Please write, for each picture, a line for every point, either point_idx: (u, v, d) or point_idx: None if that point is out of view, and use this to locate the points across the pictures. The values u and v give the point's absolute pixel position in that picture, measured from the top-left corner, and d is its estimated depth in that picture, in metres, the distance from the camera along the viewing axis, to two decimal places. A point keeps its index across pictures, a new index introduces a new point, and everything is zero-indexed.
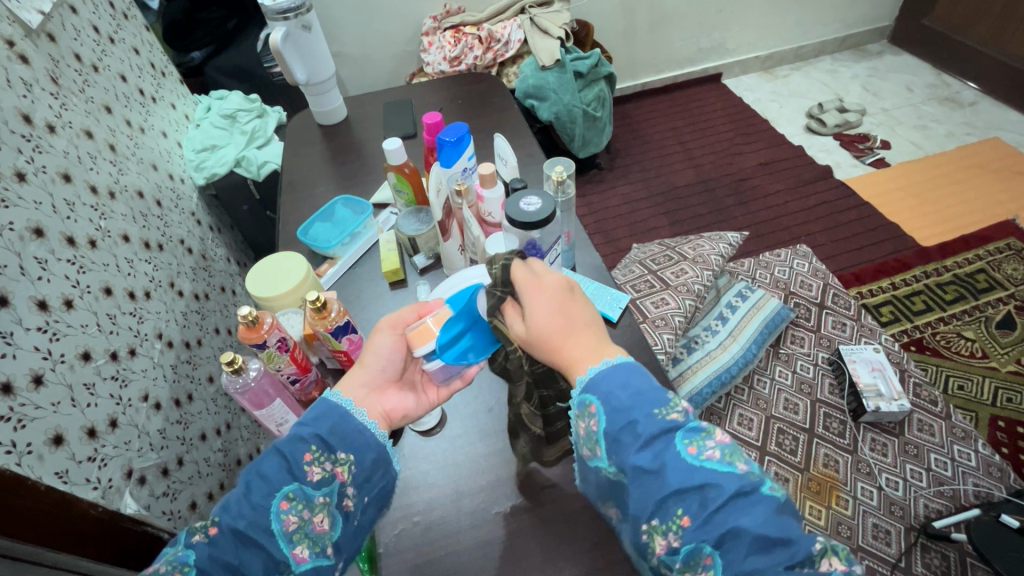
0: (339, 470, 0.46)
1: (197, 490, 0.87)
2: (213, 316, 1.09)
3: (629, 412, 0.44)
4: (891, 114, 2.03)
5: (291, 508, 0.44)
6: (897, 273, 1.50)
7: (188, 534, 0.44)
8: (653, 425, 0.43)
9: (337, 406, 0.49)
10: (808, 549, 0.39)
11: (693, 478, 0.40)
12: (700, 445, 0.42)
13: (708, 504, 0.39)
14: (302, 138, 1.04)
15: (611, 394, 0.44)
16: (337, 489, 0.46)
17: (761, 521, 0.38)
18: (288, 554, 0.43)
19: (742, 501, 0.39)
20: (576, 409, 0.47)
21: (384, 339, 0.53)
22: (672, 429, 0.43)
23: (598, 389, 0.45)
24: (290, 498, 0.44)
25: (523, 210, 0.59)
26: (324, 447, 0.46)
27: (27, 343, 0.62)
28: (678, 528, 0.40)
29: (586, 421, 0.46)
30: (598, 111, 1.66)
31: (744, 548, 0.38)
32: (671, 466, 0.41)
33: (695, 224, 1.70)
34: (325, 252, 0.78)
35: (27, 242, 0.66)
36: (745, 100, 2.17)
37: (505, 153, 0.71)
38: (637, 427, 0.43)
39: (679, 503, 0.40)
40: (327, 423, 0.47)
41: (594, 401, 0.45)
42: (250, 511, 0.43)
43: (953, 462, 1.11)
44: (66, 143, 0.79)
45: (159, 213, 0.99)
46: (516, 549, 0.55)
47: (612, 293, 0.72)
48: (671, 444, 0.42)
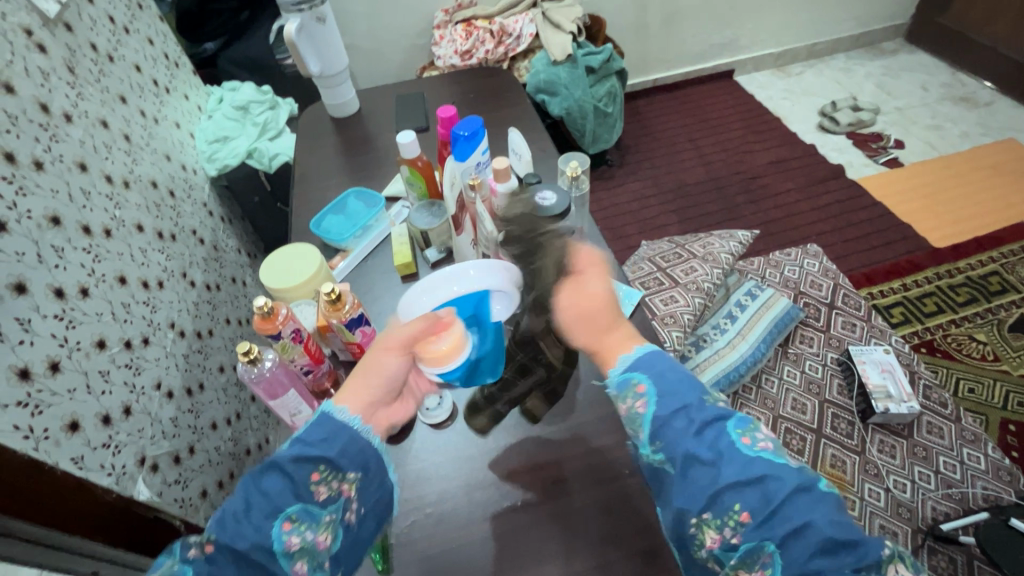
0: (346, 487, 0.46)
1: (207, 478, 0.87)
2: (224, 307, 1.09)
3: (681, 396, 0.45)
4: (906, 113, 2.01)
5: (294, 529, 0.43)
6: (909, 274, 1.49)
7: (184, 548, 0.44)
8: (707, 414, 0.44)
9: (346, 427, 0.47)
10: (878, 554, 0.39)
11: (750, 470, 0.41)
12: (754, 437, 0.44)
13: (771, 498, 0.40)
14: (315, 130, 1.04)
15: (662, 375, 0.46)
16: (341, 505, 0.46)
17: (824, 519, 0.39)
18: (290, 573, 0.42)
19: (804, 497, 0.40)
20: (617, 392, 0.47)
21: (392, 362, 0.49)
22: (722, 418, 0.44)
23: (646, 369, 0.47)
24: (293, 519, 0.43)
25: (537, 203, 0.59)
26: (331, 466, 0.45)
27: (44, 330, 0.62)
28: (736, 523, 0.40)
29: (630, 403, 0.47)
30: (610, 106, 1.65)
31: (810, 549, 0.38)
32: (727, 457, 0.42)
33: (704, 222, 1.69)
34: (337, 244, 0.78)
35: (44, 230, 0.67)
36: (757, 98, 2.15)
37: (520, 149, 0.72)
38: (691, 413, 0.44)
39: (737, 496, 0.41)
40: (338, 444, 0.46)
41: (642, 381, 0.46)
42: (252, 531, 0.42)
43: (961, 465, 1.10)
44: (82, 132, 0.79)
45: (172, 203, 1.00)
46: (527, 542, 0.55)
47: (623, 290, 0.71)
48: (723, 433, 0.43)
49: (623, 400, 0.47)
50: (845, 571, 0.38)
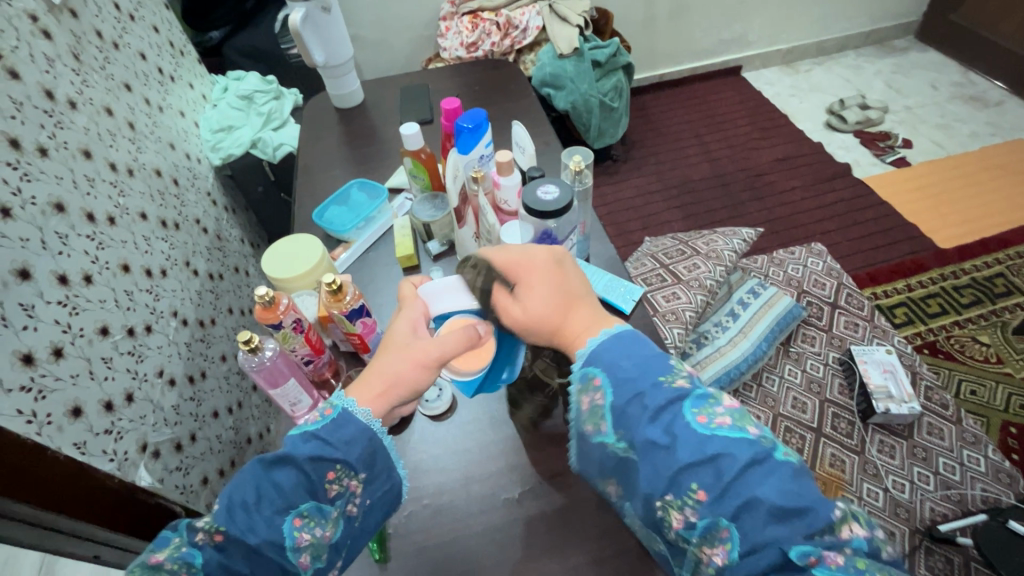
0: (355, 484, 0.46)
1: (208, 466, 0.88)
2: (227, 297, 1.10)
3: (636, 383, 0.45)
4: (914, 112, 1.99)
5: (304, 524, 0.44)
6: (913, 274, 1.48)
7: (191, 531, 0.44)
8: (659, 398, 0.43)
9: (365, 427, 0.47)
10: (832, 516, 0.38)
11: (705, 449, 0.40)
12: (710, 413, 0.43)
13: (723, 474, 0.39)
14: (319, 120, 1.03)
15: (615, 363, 0.46)
16: (349, 501, 0.46)
17: (779, 489, 0.38)
18: (296, 565, 0.43)
19: (758, 470, 0.39)
20: (580, 384, 0.48)
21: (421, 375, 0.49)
22: (678, 399, 0.43)
23: (601, 361, 0.47)
24: (304, 515, 0.44)
25: (540, 198, 0.58)
26: (347, 465, 0.45)
27: (47, 316, 0.63)
28: (694, 503, 0.40)
29: (592, 395, 0.47)
30: (615, 101, 1.64)
31: (763, 518, 0.38)
32: (682, 439, 0.41)
33: (708, 219, 1.68)
34: (340, 236, 0.78)
35: (48, 216, 0.67)
36: (765, 94, 2.13)
37: (523, 142, 0.72)
38: (645, 399, 0.43)
39: (692, 477, 0.40)
40: (357, 445, 0.46)
41: (598, 373, 0.47)
42: (263, 526, 0.42)
43: (961, 467, 1.10)
44: (86, 119, 0.79)
45: (176, 192, 1.00)
46: (524, 536, 0.55)
47: (626, 286, 0.69)
48: (678, 415, 0.43)
49: (584, 392, 0.47)
50: (797, 540, 0.37)
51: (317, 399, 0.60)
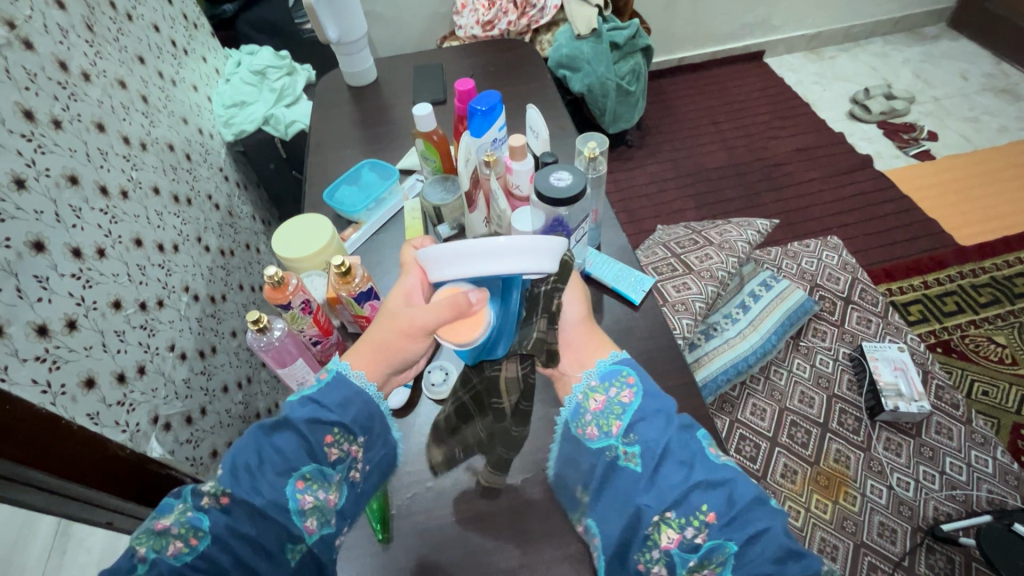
0: (355, 449, 0.48)
1: (218, 439, 0.90)
2: (238, 273, 1.11)
3: (661, 399, 0.47)
4: (941, 103, 1.93)
5: (307, 488, 0.45)
6: (931, 271, 1.45)
7: (196, 496, 0.43)
8: (680, 419, 0.47)
9: (360, 391, 0.48)
10: (817, 567, 0.41)
11: (720, 475, 0.43)
12: (716, 449, 0.46)
13: (735, 502, 0.42)
14: (331, 98, 1.02)
15: (643, 378, 0.49)
16: (349, 466, 0.47)
17: (779, 529, 0.42)
18: (301, 528, 0.44)
19: (762, 507, 0.42)
20: (601, 380, 0.48)
21: (413, 346, 0.50)
22: (693, 427, 0.47)
23: (633, 368, 0.49)
24: (307, 478, 0.45)
25: (551, 184, 0.55)
26: (344, 430, 0.47)
27: (61, 288, 0.64)
28: (701, 523, 0.41)
29: (613, 392, 0.47)
30: (633, 84, 1.60)
31: (765, 552, 0.40)
32: (700, 459, 0.44)
33: (722, 208, 1.66)
34: (350, 216, 0.77)
35: (62, 189, 0.67)
36: (787, 81, 2.08)
37: (537, 125, 0.70)
38: (669, 414, 0.46)
39: (705, 498, 0.41)
40: (352, 409, 0.47)
41: (630, 373, 0.49)
42: (266, 488, 0.43)
43: (968, 467, 1.09)
44: (100, 92, 0.79)
45: (188, 167, 1.00)
46: (526, 522, 0.56)
47: (636, 275, 0.67)
48: (695, 439, 0.45)
49: (606, 389, 0.48)
50: None
51: None
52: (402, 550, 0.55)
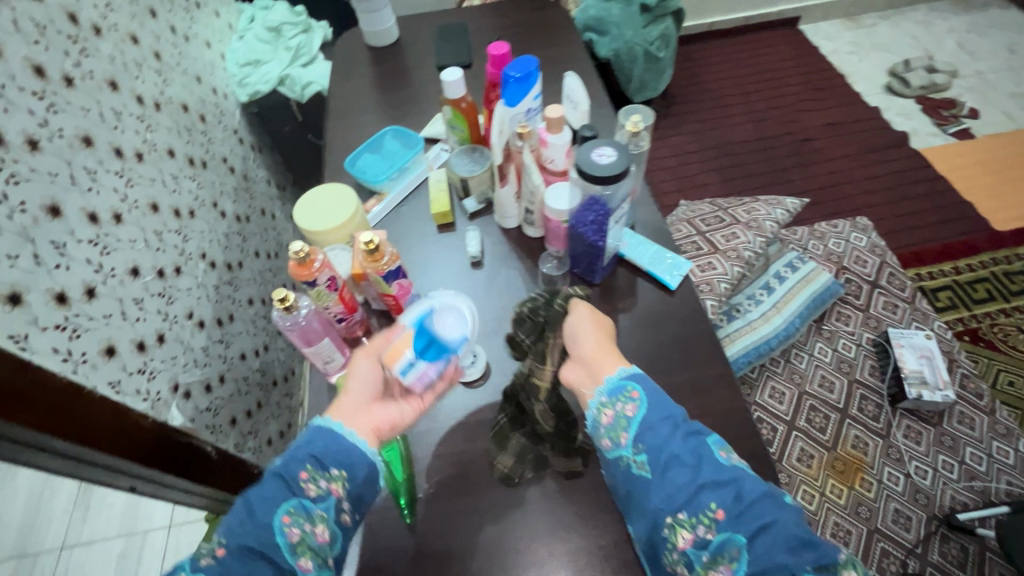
0: (335, 485, 0.46)
1: (236, 407, 0.90)
2: (254, 240, 1.09)
3: (668, 406, 0.47)
4: (985, 78, 1.83)
5: (292, 521, 0.43)
6: (963, 256, 1.40)
7: (190, 562, 0.41)
8: (689, 423, 0.46)
9: (327, 428, 0.48)
10: (837, 557, 0.40)
11: (727, 473, 0.43)
12: (729, 449, 0.45)
13: (743, 497, 0.41)
14: (350, 59, 0.98)
15: (653, 386, 0.49)
16: (334, 503, 0.45)
17: (790, 520, 0.41)
18: (294, 566, 0.42)
19: (773, 501, 0.42)
20: (609, 396, 0.49)
21: (362, 365, 0.52)
22: (703, 431, 0.46)
23: (641, 379, 0.49)
24: (291, 512, 0.44)
25: (595, 160, 0.51)
26: (318, 464, 0.46)
27: (79, 255, 0.62)
28: (710, 521, 0.41)
29: (619, 406, 0.48)
30: (662, 50, 1.52)
31: (777, 544, 0.39)
32: (706, 459, 0.44)
33: (748, 184, 1.60)
34: (372, 186, 0.74)
35: (76, 151, 0.65)
36: (822, 50, 1.97)
37: (576, 95, 0.67)
38: (676, 420, 0.46)
39: (712, 496, 0.42)
40: (322, 443, 0.47)
41: (636, 387, 0.49)
42: (251, 529, 0.42)
43: (988, 458, 1.08)
44: (111, 47, 0.75)
45: (202, 128, 0.97)
46: (555, 510, 0.54)
47: (672, 258, 0.63)
48: (703, 442, 0.45)
49: (612, 404, 0.49)
50: (806, 569, 0.38)
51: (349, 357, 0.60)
52: (428, 535, 0.53)
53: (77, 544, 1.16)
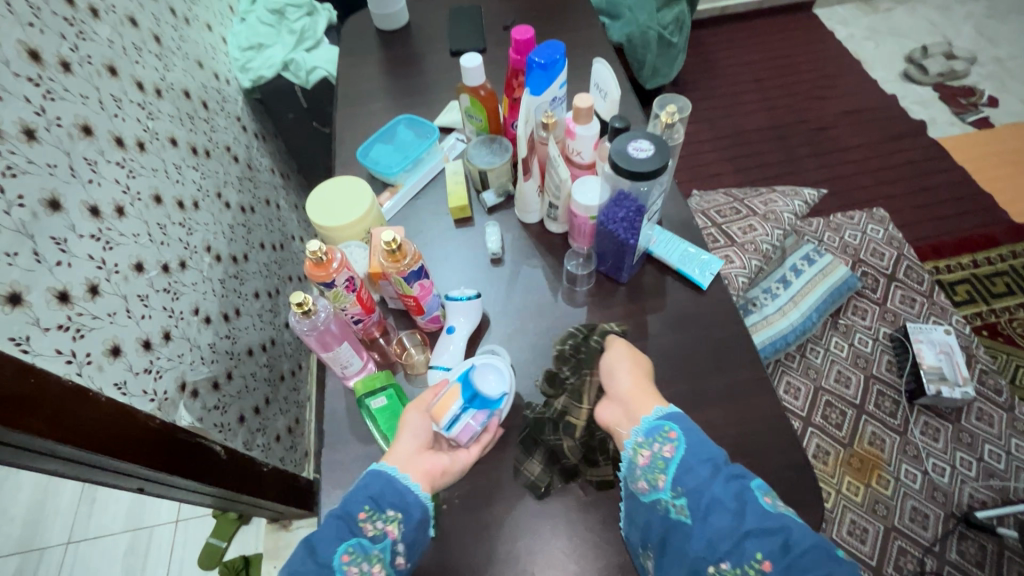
0: (391, 527, 0.46)
1: (244, 404, 0.88)
2: (259, 231, 1.05)
3: (708, 449, 0.46)
4: (1005, 65, 1.78)
5: (351, 560, 0.44)
6: (982, 249, 1.37)
7: None
8: (730, 468, 0.45)
9: (382, 471, 0.48)
10: None
11: (772, 520, 0.42)
12: (772, 496, 0.44)
13: (791, 548, 0.40)
14: (358, 43, 0.94)
15: (692, 428, 0.48)
16: (389, 545, 0.45)
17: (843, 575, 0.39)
18: None
19: (823, 553, 0.40)
20: (646, 436, 0.48)
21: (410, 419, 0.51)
22: (745, 476, 0.45)
23: (678, 420, 0.48)
24: (350, 551, 0.44)
25: (629, 154, 0.48)
26: (375, 505, 0.47)
27: (81, 251, 0.59)
28: (756, 572, 0.40)
29: (656, 447, 0.47)
30: (676, 35, 1.48)
31: None
32: (750, 506, 0.43)
33: (762, 174, 1.56)
34: (386, 178, 0.71)
35: (75, 140, 0.61)
36: (838, 36, 1.92)
37: (605, 84, 0.63)
38: (717, 464, 0.45)
39: (757, 544, 0.41)
40: (379, 486, 0.47)
41: (675, 428, 0.48)
42: (314, 566, 0.44)
43: (1007, 456, 1.07)
44: (110, 31, 0.71)
45: (205, 116, 0.93)
46: (584, 522, 0.52)
47: (702, 256, 0.63)
48: (746, 488, 0.44)
49: (649, 444, 0.48)
50: None
51: (367, 360, 0.58)
52: (452, 547, 0.52)
53: (82, 539, 1.15)
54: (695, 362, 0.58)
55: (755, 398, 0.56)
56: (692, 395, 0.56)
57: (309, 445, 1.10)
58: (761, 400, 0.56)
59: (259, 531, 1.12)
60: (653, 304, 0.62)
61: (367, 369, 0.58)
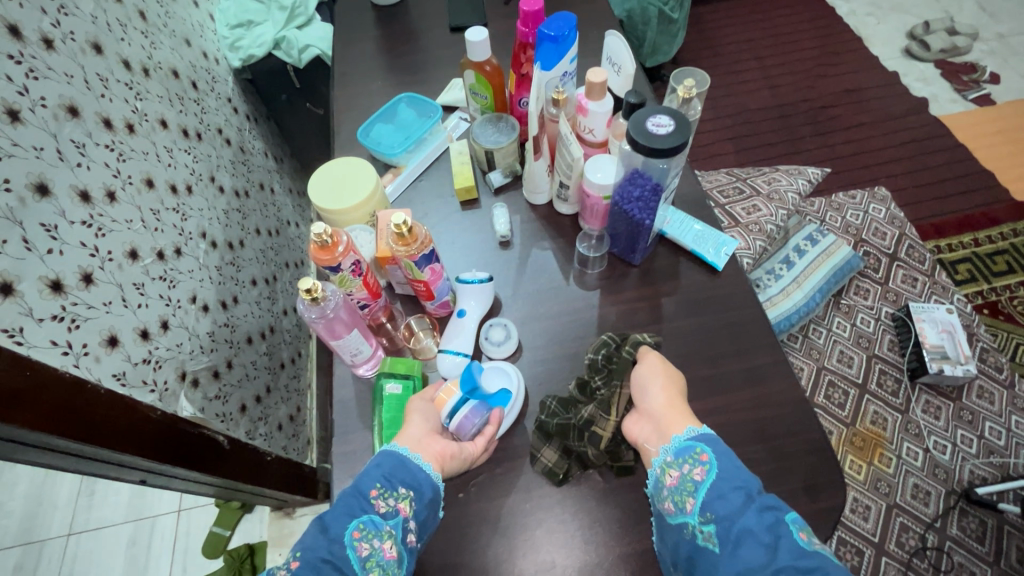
0: (402, 504, 0.44)
1: (245, 393, 0.86)
2: (254, 217, 1.03)
3: (742, 478, 0.43)
4: (1007, 41, 1.76)
5: (361, 537, 0.42)
6: (983, 228, 1.37)
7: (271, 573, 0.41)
8: (766, 499, 0.42)
9: (393, 452, 0.47)
10: None
11: (808, 559, 0.38)
12: (810, 535, 0.40)
13: None
14: (353, 20, 0.90)
15: (726, 454, 0.45)
16: (402, 522, 0.44)
17: None
18: None
19: None
20: (675, 457, 0.46)
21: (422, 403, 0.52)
22: (782, 510, 0.42)
23: (711, 443, 0.46)
24: (360, 528, 0.42)
25: (649, 130, 0.46)
26: (387, 483, 0.45)
27: (72, 238, 0.57)
28: None
29: (686, 469, 0.45)
30: (677, 11, 1.41)
31: None
32: (784, 540, 0.39)
33: (764, 154, 1.55)
34: (388, 160, 0.69)
35: (61, 122, 0.59)
36: (839, 11, 1.89)
37: (620, 58, 0.60)
38: (751, 493, 0.42)
39: None
40: (390, 462, 0.46)
41: (706, 451, 0.45)
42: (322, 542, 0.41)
43: (1007, 432, 1.07)
44: (93, 6, 0.68)
45: (195, 96, 0.90)
46: (602, 510, 0.52)
47: (717, 236, 0.63)
48: (781, 521, 0.41)
49: (678, 465, 0.46)
50: None
51: (375, 347, 0.57)
52: (469, 536, 0.51)
53: (84, 530, 1.14)
54: (710, 346, 0.57)
55: (772, 382, 0.55)
56: (707, 380, 0.55)
57: (312, 434, 1.09)
58: (777, 384, 0.55)
59: (262, 519, 1.12)
60: (666, 288, 0.61)
61: (377, 357, 0.57)
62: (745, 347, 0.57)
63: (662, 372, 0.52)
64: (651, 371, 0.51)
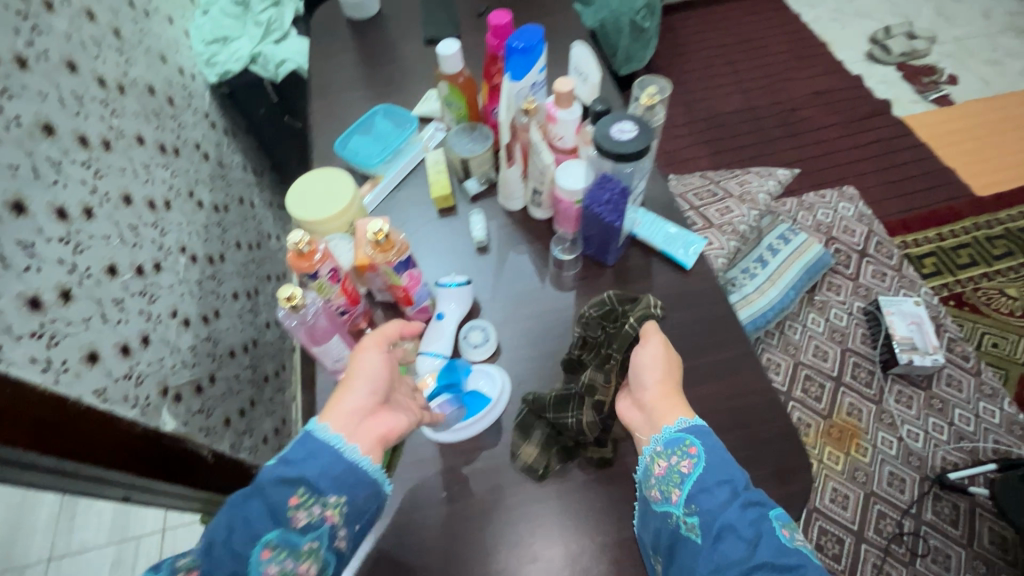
0: (329, 513, 0.43)
1: (229, 406, 0.86)
2: (234, 231, 1.03)
3: (730, 471, 0.43)
4: (963, 44, 1.84)
5: (272, 557, 0.40)
6: (947, 223, 1.43)
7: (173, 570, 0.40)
8: (751, 494, 0.42)
9: (326, 444, 0.44)
10: None
11: (787, 557, 0.39)
12: (791, 532, 0.41)
13: None
14: (329, 34, 0.92)
15: (716, 446, 0.45)
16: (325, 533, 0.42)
17: None
18: None
19: None
20: (666, 447, 0.46)
21: (371, 357, 0.49)
22: (767, 505, 0.42)
23: (702, 435, 0.45)
24: (272, 547, 0.40)
25: (613, 136, 0.49)
26: (311, 489, 0.42)
27: (49, 255, 0.57)
28: None
29: (675, 460, 0.45)
30: (647, 20, 1.47)
31: None
32: (766, 537, 0.40)
33: (738, 156, 1.59)
34: (366, 170, 0.71)
35: (36, 140, 0.59)
36: (804, 18, 1.95)
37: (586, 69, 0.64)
38: (737, 488, 0.42)
39: None
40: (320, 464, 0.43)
41: (696, 443, 0.45)
42: (229, 559, 0.40)
43: (976, 418, 1.11)
44: (67, 24, 0.68)
45: (171, 112, 0.90)
46: (584, 503, 0.53)
47: (686, 236, 0.65)
48: (764, 517, 0.41)
49: (667, 456, 0.45)
50: None
51: None
52: (455, 535, 0.52)
53: (64, 555, 1.11)
54: (683, 342, 0.59)
55: (744, 374, 0.57)
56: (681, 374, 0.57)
57: None
58: (748, 375, 0.57)
59: None
60: (640, 287, 0.63)
61: None
62: (717, 341, 0.59)
63: (663, 357, 0.49)
64: (656, 356, 0.49)
